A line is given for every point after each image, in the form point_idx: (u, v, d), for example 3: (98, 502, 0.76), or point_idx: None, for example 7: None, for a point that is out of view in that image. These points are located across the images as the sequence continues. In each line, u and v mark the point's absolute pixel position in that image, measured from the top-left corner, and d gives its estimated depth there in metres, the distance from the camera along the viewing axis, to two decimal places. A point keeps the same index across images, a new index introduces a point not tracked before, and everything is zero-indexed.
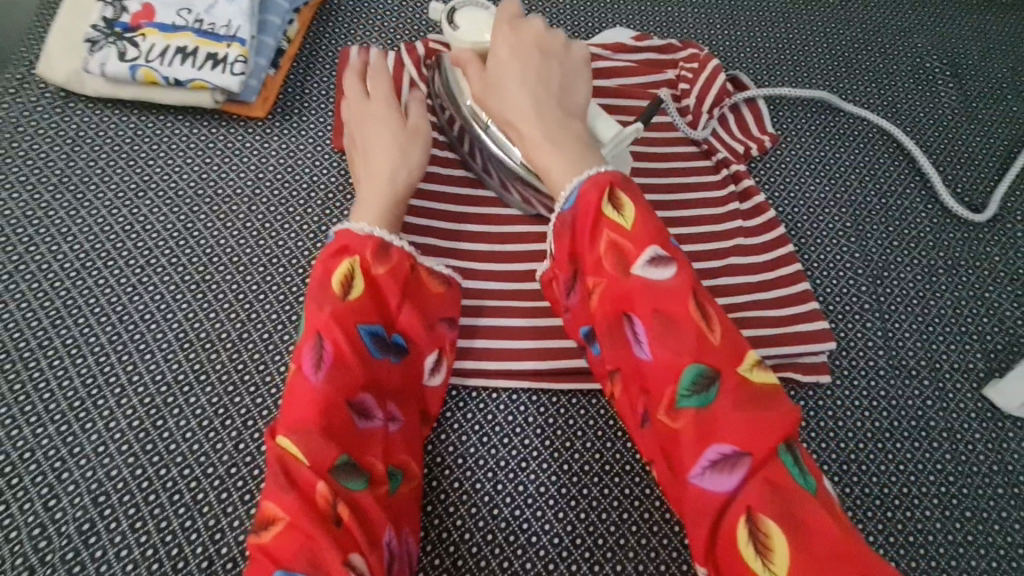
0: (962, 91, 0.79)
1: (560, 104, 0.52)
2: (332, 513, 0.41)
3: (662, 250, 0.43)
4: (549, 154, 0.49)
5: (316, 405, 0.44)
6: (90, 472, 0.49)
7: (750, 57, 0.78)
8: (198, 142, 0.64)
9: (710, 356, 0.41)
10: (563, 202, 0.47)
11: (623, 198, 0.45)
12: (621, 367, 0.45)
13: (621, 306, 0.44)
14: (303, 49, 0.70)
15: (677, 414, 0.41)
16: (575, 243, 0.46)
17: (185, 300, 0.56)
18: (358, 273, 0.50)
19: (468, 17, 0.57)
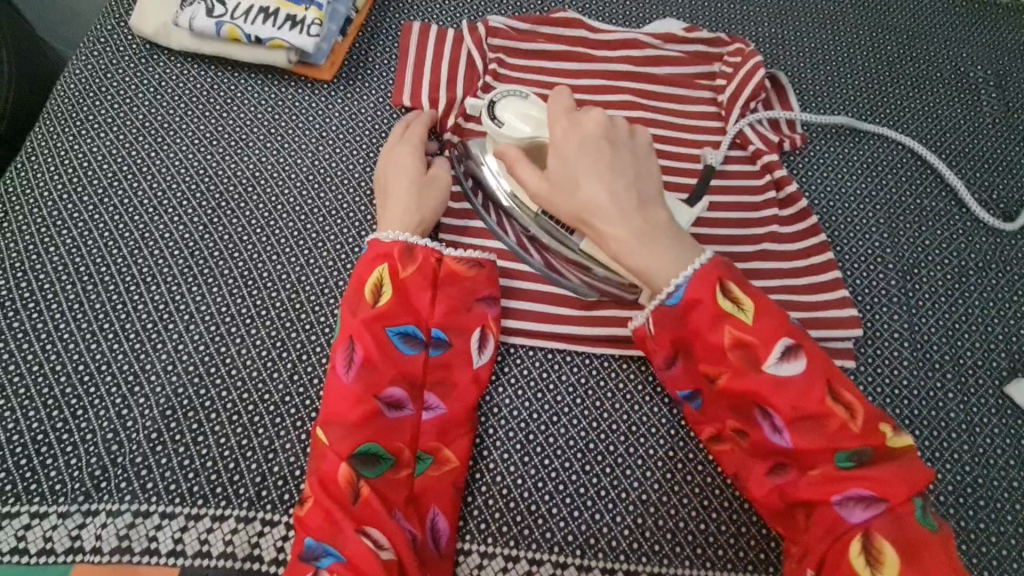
0: (1006, 103, 0.80)
1: (642, 195, 0.52)
2: (351, 491, 0.47)
3: (791, 341, 0.47)
4: (645, 257, 0.50)
5: (347, 401, 0.50)
6: (159, 387, 0.53)
7: (796, 56, 0.80)
8: (269, 99, 0.68)
9: (853, 432, 0.45)
10: (669, 297, 0.50)
11: (736, 289, 0.49)
12: (749, 439, 0.49)
13: (748, 392, 0.47)
14: (369, 21, 0.75)
15: (821, 472, 0.45)
16: (688, 326, 0.50)
17: (251, 241, 0.61)
18: (386, 275, 0.55)
19: (510, 111, 0.56)
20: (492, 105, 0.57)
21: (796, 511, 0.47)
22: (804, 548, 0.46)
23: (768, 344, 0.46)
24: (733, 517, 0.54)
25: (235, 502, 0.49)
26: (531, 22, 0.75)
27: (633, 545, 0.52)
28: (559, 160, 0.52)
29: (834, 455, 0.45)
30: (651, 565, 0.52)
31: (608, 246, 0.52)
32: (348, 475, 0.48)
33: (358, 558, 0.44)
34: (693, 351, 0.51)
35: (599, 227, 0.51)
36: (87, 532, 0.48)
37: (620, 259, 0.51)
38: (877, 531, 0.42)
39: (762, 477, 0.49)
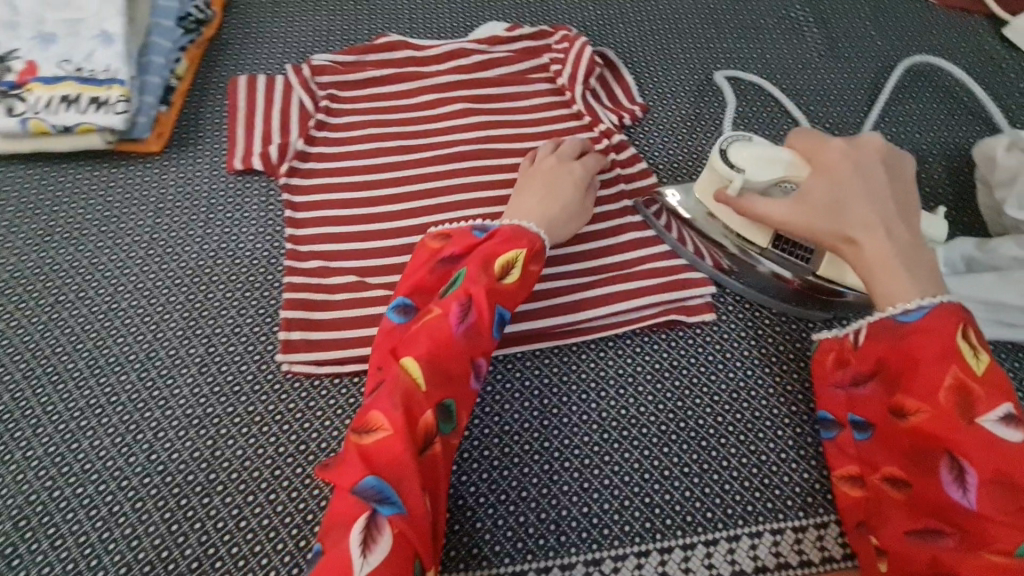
0: (830, 36, 0.83)
1: (905, 220, 0.51)
2: (423, 440, 0.45)
3: (1014, 410, 0.43)
4: (897, 278, 0.49)
5: (456, 355, 0.48)
6: (10, 500, 0.52)
7: (623, 33, 0.82)
8: (99, 183, 0.67)
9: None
10: (906, 315, 0.47)
11: (975, 338, 0.45)
12: (921, 489, 0.45)
13: (944, 441, 0.43)
14: (195, 84, 0.74)
15: (1002, 560, 0.40)
16: (902, 355, 0.47)
17: (94, 330, 0.60)
18: (517, 255, 0.53)
19: (750, 157, 0.55)
20: (724, 152, 0.56)
21: None
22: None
23: (994, 398, 0.43)
24: (614, 493, 0.55)
25: None
26: (356, 52, 0.76)
27: (517, 545, 0.53)
28: (823, 182, 0.52)
29: (1020, 541, 0.40)
30: (537, 561, 0.52)
31: (863, 264, 0.50)
32: (432, 428, 0.46)
33: (416, 514, 0.42)
34: (899, 382, 0.47)
35: (857, 237, 0.50)
36: None
37: (868, 274, 0.50)
38: None
39: (910, 536, 0.45)
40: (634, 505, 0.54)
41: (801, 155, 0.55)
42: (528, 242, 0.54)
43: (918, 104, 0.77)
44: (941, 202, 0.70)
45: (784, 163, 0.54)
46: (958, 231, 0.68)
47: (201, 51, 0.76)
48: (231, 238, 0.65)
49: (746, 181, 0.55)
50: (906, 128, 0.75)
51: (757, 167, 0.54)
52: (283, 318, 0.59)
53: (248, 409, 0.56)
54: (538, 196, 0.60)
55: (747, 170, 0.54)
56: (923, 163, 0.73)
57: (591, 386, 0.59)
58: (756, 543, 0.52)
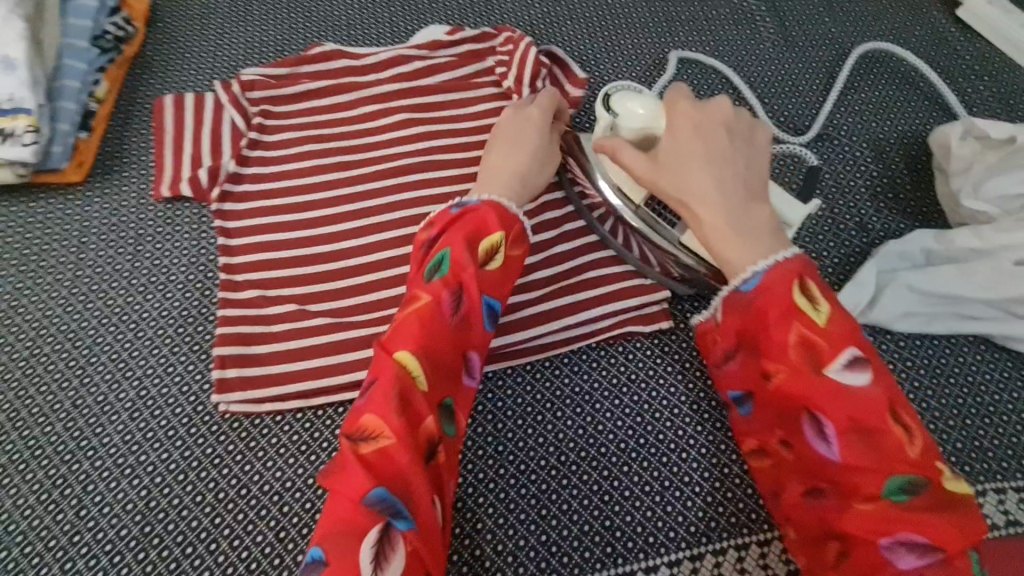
0: (782, 24, 0.81)
1: (749, 185, 0.49)
2: (428, 447, 0.42)
3: (858, 352, 0.42)
4: (732, 241, 0.47)
5: (445, 347, 0.46)
6: None
7: (571, 30, 0.79)
8: (15, 218, 0.63)
9: (911, 460, 0.40)
10: (743, 284, 0.45)
11: (815, 286, 0.44)
12: (798, 450, 0.45)
13: (801, 401, 0.43)
14: (118, 107, 0.70)
15: (875, 507, 0.40)
16: (751, 320, 0.45)
17: (15, 378, 0.56)
18: (498, 235, 0.50)
19: (624, 102, 0.54)
20: (608, 96, 0.54)
21: (834, 539, 0.43)
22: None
23: (836, 346, 0.42)
24: (573, 518, 0.54)
25: None
26: (289, 64, 0.72)
27: None
28: (671, 141, 0.50)
29: (884, 482, 0.40)
30: None
31: (700, 229, 0.49)
32: (434, 431, 0.43)
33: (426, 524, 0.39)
34: (757, 346, 0.46)
35: (691, 202, 0.49)
36: None
37: (709, 238, 0.48)
38: None
39: (806, 499, 0.45)
40: (594, 528, 0.53)
41: (664, 111, 0.53)
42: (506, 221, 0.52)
43: (873, 91, 0.75)
44: (899, 193, 0.69)
45: (648, 116, 0.53)
46: (917, 222, 0.67)
47: (123, 71, 0.72)
48: (161, 270, 0.61)
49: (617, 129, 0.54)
50: (862, 118, 0.73)
51: (628, 117, 0.53)
52: (219, 355, 0.56)
53: (185, 454, 0.53)
54: (515, 149, 0.56)
55: (621, 118, 0.53)
56: (880, 153, 0.71)
57: (546, 407, 0.58)
58: (719, 560, 0.52)
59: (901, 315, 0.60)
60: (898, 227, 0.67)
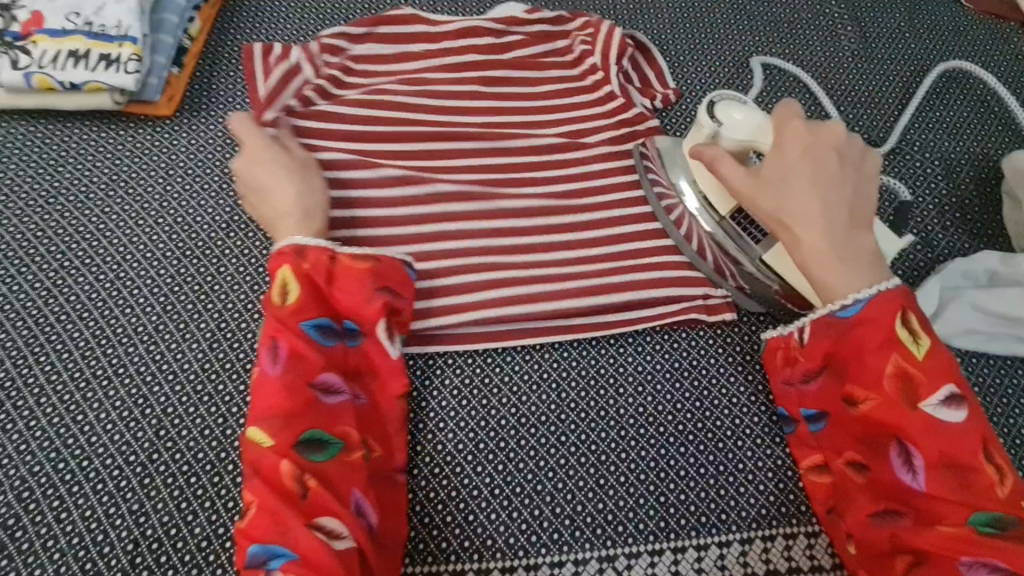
0: (863, 35, 0.81)
1: (855, 214, 0.52)
2: (297, 487, 0.45)
3: (955, 389, 0.46)
4: (829, 265, 0.50)
5: (277, 393, 0.48)
6: (13, 470, 0.51)
7: (654, 19, 0.79)
8: (107, 144, 0.64)
9: (1000, 498, 0.44)
10: (842, 310, 0.49)
11: (917, 324, 0.48)
12: (876, 474, 0.48)
13: (891, 427, 0.47)
14: (209, 47, 0.71)
15: (953, 531, 0.44)
16: (848, 347, 0.50)
17: (101, 298, 0.57)
18: (289, 275, 0.51)
19: (727, 113, 0.55)
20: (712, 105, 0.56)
21: (904, 555, 0.46)
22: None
23: (936, 384, 0.46)
24: (630, 489, 0.54)
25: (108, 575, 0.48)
26: (366, 24, 0.70)
27: (532, 538, 0.52)
28: (779, 159, 0.52)
29: (968, 513, 0.44)
30: (551, 555, 0.52)
31: (800, 250, 0.51)
32: (292, 471, 0.46)
33: (311, 554, 0.43)
34: (848, 372, 0.50)
35: (795, 223, 0.51)
36: None
37: (805, 259, 0.51)
38: None
39: (873, 519, 0.48)
40: (649, 502, 0.53)
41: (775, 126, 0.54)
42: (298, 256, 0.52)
43: (947, 112, 0.75)
44: (967, 213, 0.69)
45: (757, 131, 0.54)
46: (983, 243, 0.68)
47: (215, 12, 0.72)
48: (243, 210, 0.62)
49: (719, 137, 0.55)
50: (935, 136, 0.74)
51: (733, 126, 0.54)
52: None
53: None
54: (280, 180, 0.57)
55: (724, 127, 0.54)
56: (951, 173, 0.72)
57: (609, 382, 0.58)
58: (767, 545, 0.52)
59: (963, 332, 0.61)
60: (964, 246, 0.68)
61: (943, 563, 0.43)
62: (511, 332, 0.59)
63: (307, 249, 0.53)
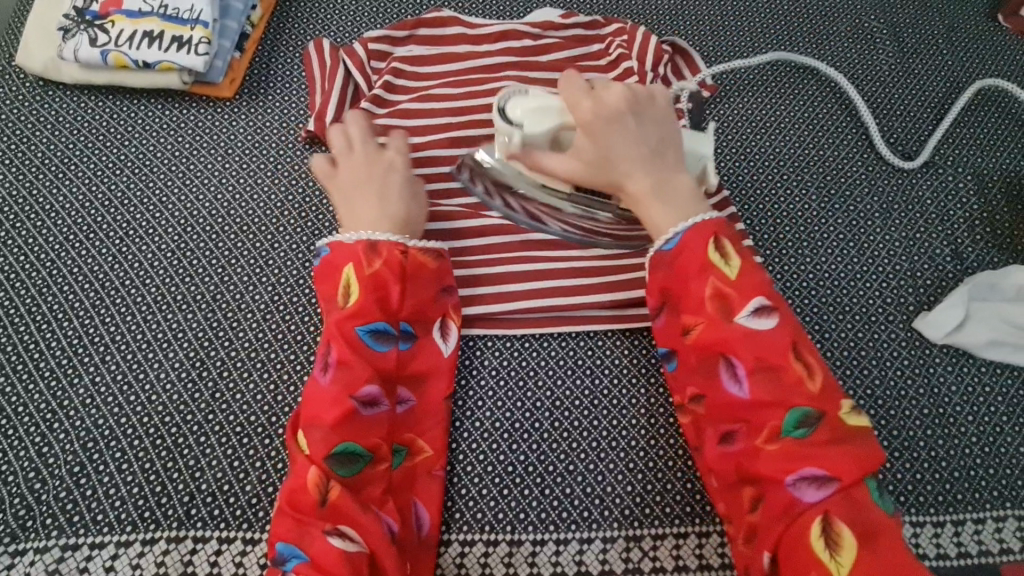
0: (901, 50, 0.82)
1: (663, 159, 0.55)
2: (319, 495, 0.47)
3: (766, 302, 0.49)
4: (658, 212, 0.54)
5: (327, 402, 0.50)
6: (79, 422, 0.54)
7: (696, 26, 0.82)
8: (169, 122, 0.67)
9: (810, 395, 0.46)
10: (666, 243, 0.53)
11: (729, 246, 0.51)
12: (712, 398, 0.50)
13: (719, 350, 0.49)
14: (268, 33, 0.74)
15: (776, 443, 0.46)
16: (677, 277, 0.52)
17: (163, 267, 0.61)
18: (351, 276, 0.53)
19: (524, 109, 0.56)
20: (502, 110, 0.57)
21: (749, 483, 0.48)
22: (753, 526, 0.47)
23: (746, 297, 0.49)
24: (657, 475, 0.56)
25: (164, 524, 0.51)
26: (407, 27, 0.73)
27: (562, 514, 0.54)
28: (587, 136, 0.55)
29: (784, 418, 0.46)
30: (580, 532, 0.54)
31: (638, 206, 0.55)
32: (317, 478, 0.47)
33: (326, 560, 0.45)
34: (680, 304, 0.52)
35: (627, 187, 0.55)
36: (17, 571, 0.49)
37: (642, 213, 0.55)
38: (836, 514, 0.43)
39: (718, 446, 0.50)
40: (676, 488, 0.56)
41: (564, 100, 0.56)
42: (344, 261, 0.54)
43: (981, 129, 0.77)
44: (997, 228, 0.71)
45: (555, 112, 0.56)
46: (1013, 257, 0.69)
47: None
48: (295, 190, 0.65)
49: (525, 135, 0.56)
50: (968, 152, 0.75)
51: (532, 119, 0.56)
52: None
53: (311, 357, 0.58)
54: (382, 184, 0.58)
55: (526, 126, 0.56)
56: (982, 188, 0.73)
57: (641, 372, 0.60)
58: None
59: (991, 342, 0.62)
60: (992, 260, 0.69)
61: (776, 479, 0.46)
62: (551, 321, 0.62)
63: (376, 245, 0.55)
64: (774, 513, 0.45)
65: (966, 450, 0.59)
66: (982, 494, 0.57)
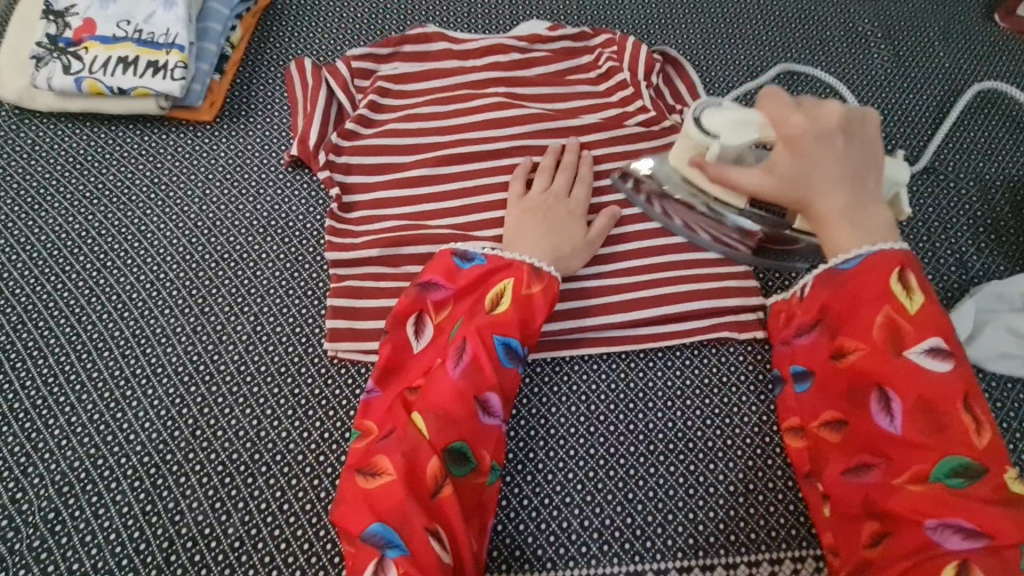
0: (896, 54, 0.80)
1: (866, 183, 0.51)
2: (434, 485, 0.46)
3: (943, 344, 0.45)
4: (852, 234, 0.49)
5: (456, 397, 0.49)
6: (54, 465, 0.52)
7: (686, 35, 0.80)
8: (149, 149, 0.66)
9: (977, 448, 0.43)
10: (843, 263, 0.50)
11: (913, 279, 0.47)
12: (857, 426, 0.47)
13: (873, 379, 0.47)
14: (249, 54, 0.72)
15: (921, 485, 0.43)
16: (840, 300, 0.50)
17: (141, 299, 0.59)
18: (508, 287, 0.53)
19: (720, 121, 0.51)
20: (699, 120, 0.52)
21: (878, 517, 0.45)
22: (869, 559, 0.45)
23: (920, 333, 0.46)
24: (658, 505, 0.54)
25: (143, 572, 0.49)
26: (391, 44, 0.72)
27: (559, 550, 0.52)
28: (790, 149, 0.51)
29: (937, 462, 0.43)
30: (579, 568, 0.52)
31: (826, 225, 0.51)
32: (436, 470, 0.46)
33: (419, 553, 0.43)
34: (839, 326, 0.50)
35: (817, 206, 0.51)
36: None
37: (827, 235, 0.51)
38: (978, 568, 0.40)
39: (847, 475, 0.47)
40: (679, 519, 0.53)
41: (768, 120, 0.52)
42: (512, 269, 0.54)
43: (982, 133, 0.75)
44: (1002, 235, 0.69)
45: (759, 127, 0.51)
46: (1018, 266, 0.67)
47: (256, 20, 0.74)
48: (279, 216, 0.64)
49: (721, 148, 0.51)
50: (969, 157, 0.73)
51: (732, 133, 0.51)
52: (330, 305, 0.58)
53: (294, 390, 0.55)
54: (529, 219, 0.59)
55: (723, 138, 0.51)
56: (986, 194, 0.71)
57: (638, 396, 0.58)
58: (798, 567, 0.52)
59: (1001, 355, 0.60)
60: (998, 268, 0.67)
61: (916, 520, 0.43)
62: (543, 345, 0.59)
63: (542, 273, 0.54)
64: (906, 553, 0.42)
65: None
66: None
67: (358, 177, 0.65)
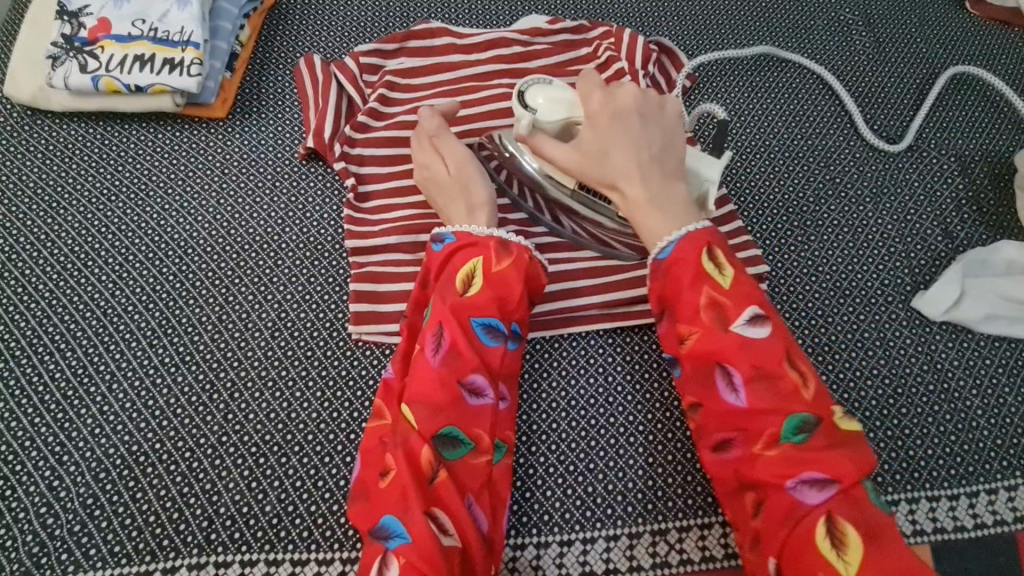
0: (876, 40, 0.85)
1: (664, 167, 0.54)
2: (430, 472, 0.47)
3: (760, 310, 0.48)
4: (656, 220, 0.52)
5: (435, 383, 0.50)
6: (89, 452, 0.53)
7: (679, 26, 0.83)
8: (162, 145, 0.67)
9: (806, 401, 0.46)
10: (660, 252, 0.52)
11: (722, 254, 0.51)
12: (711, 408, 0.49)
13: (713, 358, 0.48)
14: (257, 52, 0.74)
15: (774, 450, 0.45)
16: (669, 287, 0.52)
17: (165, 291, 0.60)
18: (479, 268, 0.54)
19: (544, 97, 0.54)
20: (522, 93, 0.55)
21: (749, 490, 0.47)
22: (757, 531, 0.46)
23: (739, 305, 0.48)
24: (677, 468, 0.56)
25: (184, 551, 0.50)
26: (397, 40, 0.74)
27: (586, 513, 0.55)
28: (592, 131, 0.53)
29: (782, 424, 0.46)
30: (607, 529, 0.54)
31: (629, 208, 0.53)
32: (431, 457, 0.47)
33: (423, 538, 0.44)
34: (675, 313, 0.51)
35: (621, 187, 0.53)
36: None
37: (634, 217, 0.53)
38: (838, 514, 0.43)
39: (718, 455, 0.49)
40: (698, 479, 0.56)
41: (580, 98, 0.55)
42: (484, 250, 0.55)
43: (959, 112, 0.79)
44: (983, 206, 0.73)
45: (570, 105, 0.54)
46: (998, 234, 0.71)
47: (262, 19, 0.76)
48: (295, 207, 0.65)
49: (537, 121, 0.54)
50: (949, 135, 0.78)
51: (548, 108, 0.54)
52: (353, 290, 0.60)
53: (322, 373, 0.57)
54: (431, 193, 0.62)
55: (541, 111, 0.54)
56: (966, 168, 0.75)
57: (653, 366, 0.61)
58: None
59: (988, 316, 0.64)
60: (981, 237, 0.71)
61: (776, 485, 0.45)
62: (561, 322, 0.62)
63: (509, 244, 0.55)
64: (779, 519, 0.44)
65: (972, 424, 0.60)
66: (992, 465, 0.59)
67: (372, 168, 0.67)
